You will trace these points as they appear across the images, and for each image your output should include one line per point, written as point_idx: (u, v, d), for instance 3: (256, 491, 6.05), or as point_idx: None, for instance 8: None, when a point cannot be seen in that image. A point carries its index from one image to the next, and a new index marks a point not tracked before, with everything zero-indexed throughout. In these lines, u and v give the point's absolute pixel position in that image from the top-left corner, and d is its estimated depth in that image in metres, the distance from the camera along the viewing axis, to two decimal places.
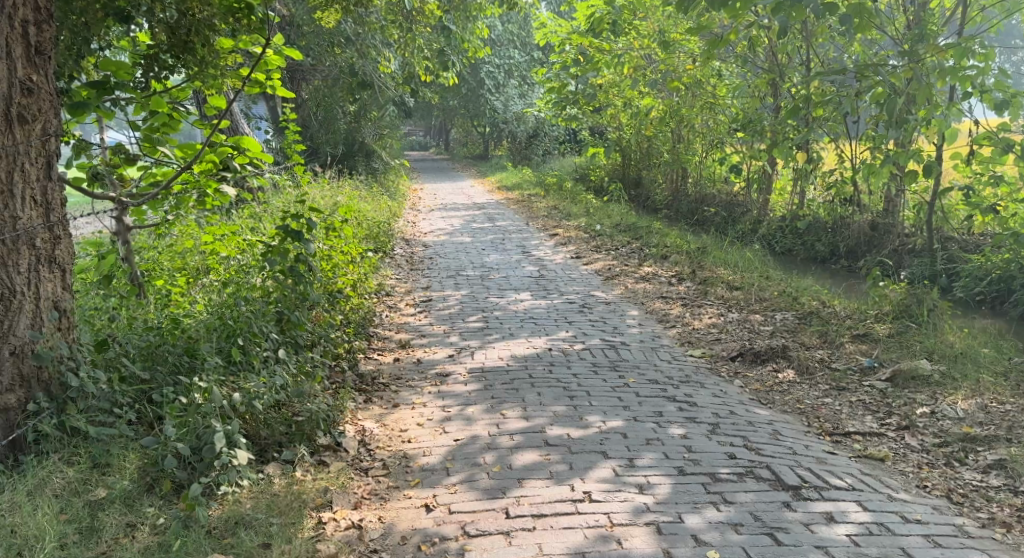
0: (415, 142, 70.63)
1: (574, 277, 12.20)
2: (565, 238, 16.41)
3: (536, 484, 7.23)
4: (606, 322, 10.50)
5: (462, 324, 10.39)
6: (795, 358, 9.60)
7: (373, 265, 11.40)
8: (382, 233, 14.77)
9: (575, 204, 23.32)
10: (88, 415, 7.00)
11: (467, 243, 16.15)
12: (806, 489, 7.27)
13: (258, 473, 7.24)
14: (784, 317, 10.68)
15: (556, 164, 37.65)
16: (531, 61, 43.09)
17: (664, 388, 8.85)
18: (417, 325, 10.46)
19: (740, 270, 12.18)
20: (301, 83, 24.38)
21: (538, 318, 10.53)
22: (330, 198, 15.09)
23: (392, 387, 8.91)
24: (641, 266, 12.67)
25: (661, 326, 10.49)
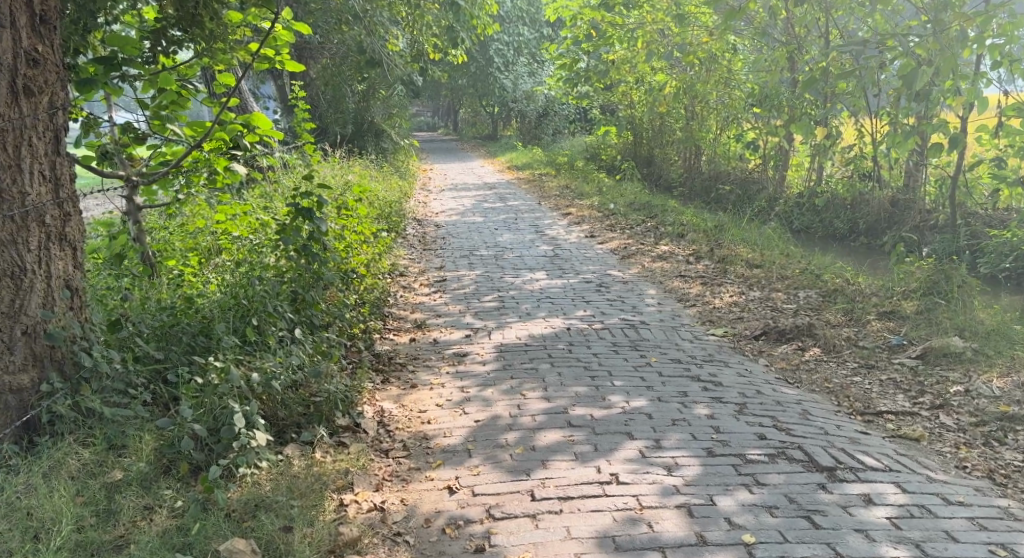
0: (423, 124, 70.38)
1: (590, 256, 12.05)
2: (579, 217, 16.26)
3: (560, 466, 7.10)
4: (624, 301, 10.35)
5: (478, 304, 10.26)
6: (820, 337, 9.44)
7: (386, 245, 11.27)
8: (394, 213, 14.64)
9: (587, 183, 23.16)
10: (103, 396, 6.86)
11: (480, 223, 16.01)
12: (841, 470, 7.13)
13: (277, 454, 7.11)
14: (806, 295, 10.52)
15: (566, 143, 37.49)
16: (540, 40, 42.89)
17: (687, 368, 8.71)
18: (433, 305, 10.32)
19: (760, 247, 12.02)
20: (311, 62, 24.23)
21: (555, 297, 10.38)
22: (340, 178, 14.94)
23: (410, 367, 8.78)
24: (658, 244, 12.52)
25: (680, 305, 10.34)
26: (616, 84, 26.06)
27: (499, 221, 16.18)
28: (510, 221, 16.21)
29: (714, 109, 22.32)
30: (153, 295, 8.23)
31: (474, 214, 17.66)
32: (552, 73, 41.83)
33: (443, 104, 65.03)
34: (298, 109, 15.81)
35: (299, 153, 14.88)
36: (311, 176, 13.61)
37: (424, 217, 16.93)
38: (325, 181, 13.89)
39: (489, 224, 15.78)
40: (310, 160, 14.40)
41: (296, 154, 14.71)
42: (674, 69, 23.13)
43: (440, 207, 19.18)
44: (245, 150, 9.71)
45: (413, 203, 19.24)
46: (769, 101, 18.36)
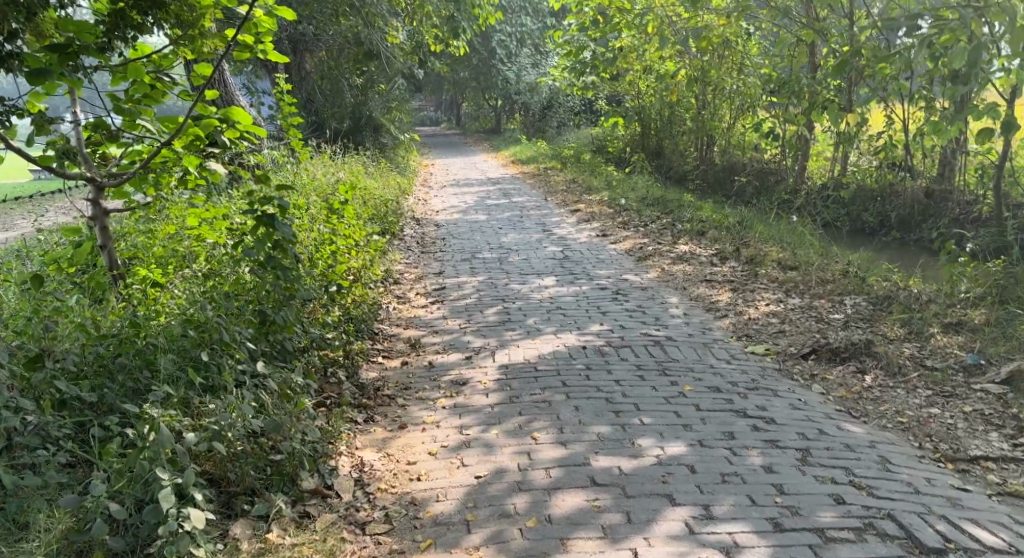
0: (426, 118, 69.32)
1: (603, 258, 11.05)
2: (588, 213, 15.31)
3: (585, 548, 6.12)
4: (646, 311, 9.36)
5: (480, 318, 9.27)
6: (883, 357, 8.45)
7: (378, 249, 10.29)
8: (390, 212, 13.64)
9: (595, 177, 22.20)
10: (11, 458, 6.10)
11: (483, 222, 15.06)
12: (951, 553, 6.16)
13: (219, 539, 6.19)
14: (855, 303, 9.50)
15: (572, 135, 36.46)
16: (543, 29, 41.81)
17: (729, 399, 7.72)
18: (430, 320, 9.35)
19: (791, 246, 11.05)
20: (305, 55, 23.22)
21: (567, 308, 9.40)
22: (332, 177, 13.95)
23: (399, 401, 7.83)
24: (677, 244, 11.54)
25: (711, 316, 9.36)
26: (624, 72, 25.10)
27: (504, 218, 15.20)
28: (517, 219, 15.22)
29: (726, 97, 21.33)
30: (100, 312, 7.32)
31: (477, 212, 16.68)
32: (556, 63, 40.78)
33: (446, 99, 63.99)
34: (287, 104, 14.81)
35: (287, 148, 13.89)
36: (297, 176, 12.61)
37: (424, 217, 15.95)
38: (314, 179, 12.90)
39: (494, 223, 14.80)
40: (299, 156, 13.39)
41: (284, 152, 13.71)
42: (684, 58, 22.08)
43: (440, 205, 18.20)
44: (222, 147, 8.75)
45: (412, 200, 18.27)
46: (790, 86, 17.32)
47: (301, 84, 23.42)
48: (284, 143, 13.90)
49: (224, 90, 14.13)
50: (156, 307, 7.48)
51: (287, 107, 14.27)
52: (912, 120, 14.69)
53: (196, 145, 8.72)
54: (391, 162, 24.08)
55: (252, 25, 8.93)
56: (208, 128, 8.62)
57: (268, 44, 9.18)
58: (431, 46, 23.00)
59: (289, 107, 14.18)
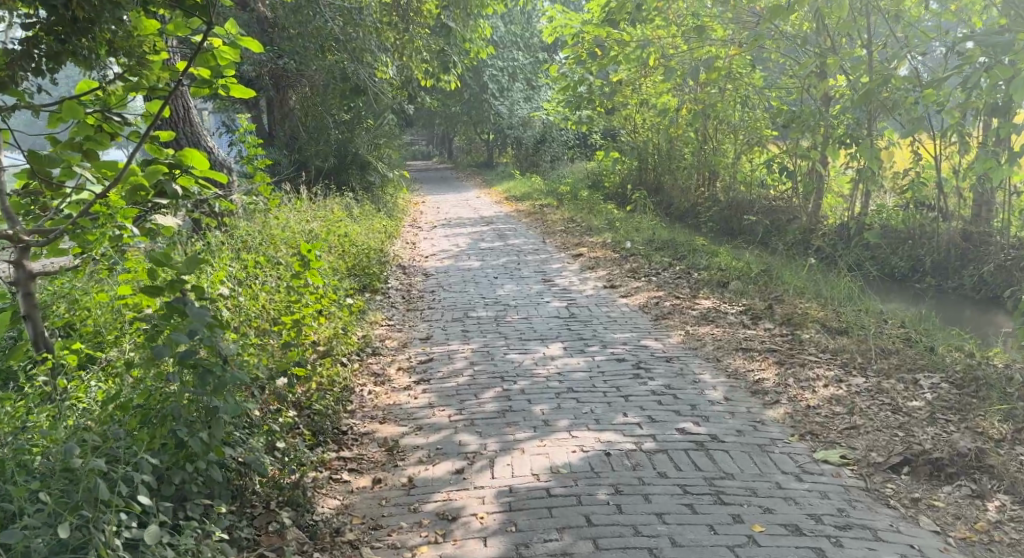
0: (417, 152, 67.97)
1: (615, 317, 9.76)
2: (591, 258, 14.03)
3: None
4: (677, 398, 8.07)
5: (476, 408, 7.97)
6: (1000, 472, 7.10)
7: (352, 315, 9.14)
8: (369, 261, 12.39)
9: (594, 215, 20.92)
10: None
11: (476, 269, 13.77)
12: None
13: None
14: (934, 386, 8.28)
15: (566, 170, 35.19)
16: (535, 63, 40.63)
17: (818, 547, 6.29)
18: (414, 410, 8.07)
19: (834, 304, 9.85)
20: (290, 96, 22.42)
21: (580, 394, 8.11)
22: (306, 224, 12.73)
23: (364, 549, 6.47)
24: (698, 298, 10.25)
25: (757, 403, 8.08)
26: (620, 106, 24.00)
27: (499, 264, 13.92)
28: (515, 264, 13.96)
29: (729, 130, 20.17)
30: None
31: (469, 257, 15.40)
32: (549, 97, 39.58)
33: (438, 135, 62.90)
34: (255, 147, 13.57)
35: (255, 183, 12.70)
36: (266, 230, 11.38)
37: (411, 264, 14.67)
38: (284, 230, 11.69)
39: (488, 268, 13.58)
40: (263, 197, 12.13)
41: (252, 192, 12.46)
42: (685, 91, 20.85)
43: (428, 249, 16.93)
44: (171, 198, 7.31)
45: (399, 244, 16.98)
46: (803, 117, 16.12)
47: (284, 124, 22.52)
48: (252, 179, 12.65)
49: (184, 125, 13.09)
50: (53, 408, 6.36)
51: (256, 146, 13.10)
52: (948, 157, 13.53)
53: (141, 198, 7.29)
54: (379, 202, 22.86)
55: (203, 59, 7.60)
56: (154, 175, 7.19)
57: (227, 80, 7.82)
58: (420, 81, 21.86)
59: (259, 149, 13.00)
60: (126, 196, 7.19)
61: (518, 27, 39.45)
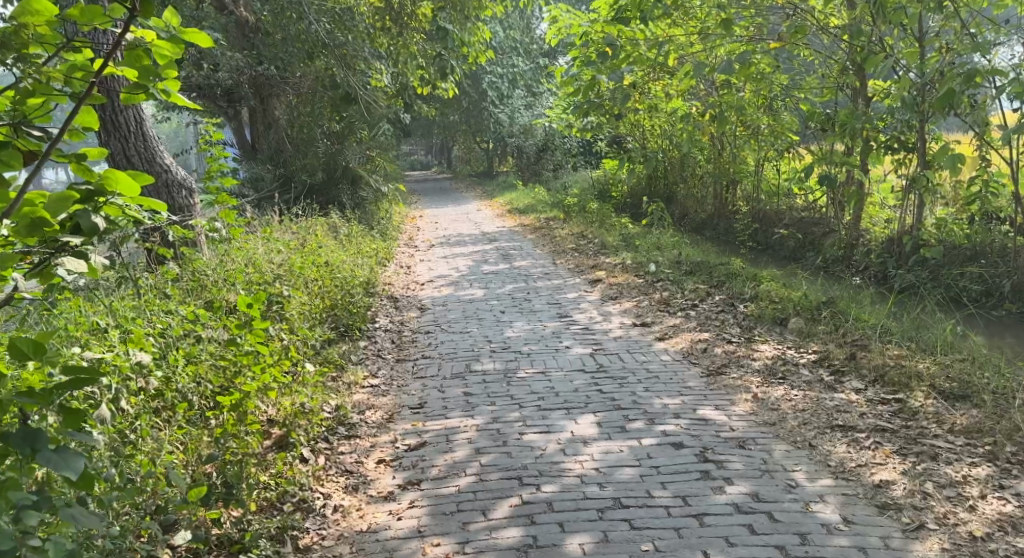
0: (414, 162, 65.86)
1: (656, 378, 8.59)
2: (609, 280, 12.50)
3: None
4: (770, 526, 6.58)
5: (489, 539, 6.52)
6: None
7: (318, 381, 8.19)
8: (352, 298, 10.91)
9: (606, 229, 19.23)
10: None
11: (485, 298, 12.28)
12: None
13: None
14: None
15: (569, 179, 33.42)
16: (536, 70, 38.86)
17: None
18: (387, 535, 6.72)
19: (942, 367, 8.50)
20: (275, 105, 20.91)
21: (642, 519, 6.65)
22: (275, 251, 11.38)
23: None
24: (754, 354, 8.99)
25: (897, 530, 6.64)
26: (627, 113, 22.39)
27: (507, 292, 12.40)
28: (527, 290, 12.42)
29: (745, 139, 18.53)
30: None
31: (469, 282, 13.78)
32: (552, 104, 37.79)
33: (437, 144, 61.23)
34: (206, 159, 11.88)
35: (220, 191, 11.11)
36: (224, 267, 10.07)
37: (406, 294, 13.04)
38: (248, 264, 10.38)
39: (494, 298, 12.00)
40: (222, 218, 10.71)
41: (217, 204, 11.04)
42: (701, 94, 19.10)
43: (423, 272, 15.33)
44: (87, 234, 5.71)
45: (390, 269, 15.42)
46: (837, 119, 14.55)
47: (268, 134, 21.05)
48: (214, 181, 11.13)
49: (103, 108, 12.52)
50: None
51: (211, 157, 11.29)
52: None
53: (46, 232, 5.71)
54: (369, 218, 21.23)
55: (136, 56, 5.75)
56: (63, 207, 5.64)
57: (171, 82, 5.90)
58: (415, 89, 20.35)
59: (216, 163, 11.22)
60: (24, 232, 5.64)
61: (519, 32, 37.64)
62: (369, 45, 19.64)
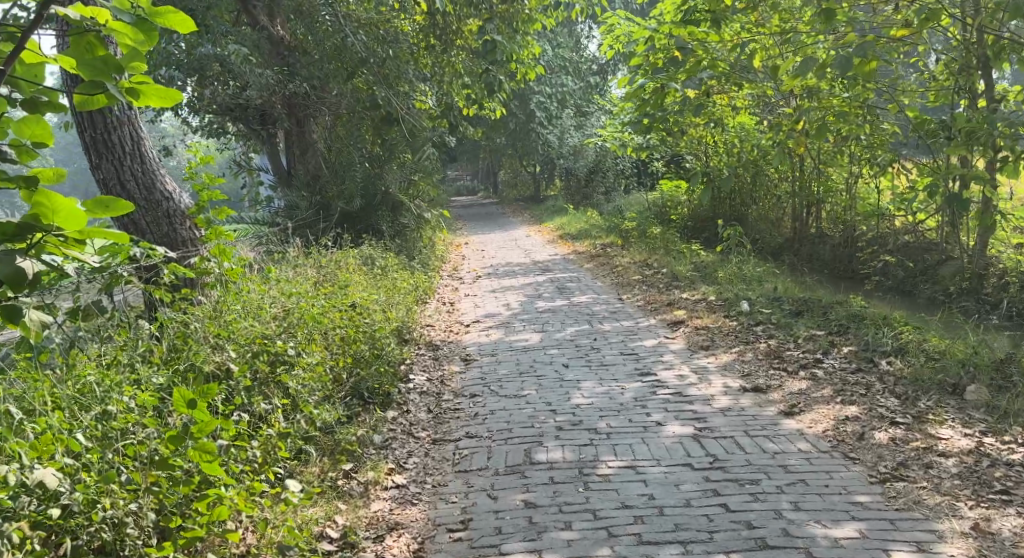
0: (461, 189, 63.90)
1: (828, 498, 6.96)
2: (694, 316, 10.65)
3: None
4: None
5: None
6: None
7: (302, 502, 6.90)
8: (382, 348, 9.16)
9: (676, 256, 17.25)
10: None
11: (547, 339, 10.50)
12: None
13: None
14: None
15: (624, 203, 31.46)
16: (587, 89, 36.92)
17: None
18: None
19: None
20: (314, 128, 18.76)
21: None
22: (294, 289, 9.77)
23: None
24: (955, 468, 7.25)
25: None
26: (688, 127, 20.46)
27: (572, 334, 10.56)
28: (596, 331, 10.56)
29: (829, 154, 16.49)
30: None
31: (524, 322, 11.89)
32: (603, 123, 35.75)
33: (483, 169, 59.40)
34: (202, 178, 9.95)
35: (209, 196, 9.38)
36: (218, 309, 8.41)
37: (449, 336, 11.26)
38: (241, 300, 8.66)
39: (556, 341, 10.16)
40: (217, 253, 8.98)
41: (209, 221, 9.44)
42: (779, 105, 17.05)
43: (469, 308, 13.52)
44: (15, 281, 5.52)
45: (432, 304, 13.63)
46: (952, 129, 12.57)
47: (303, 159, 18.68)
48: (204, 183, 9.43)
49: (87, 122, 10.37)
50: None
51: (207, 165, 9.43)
52: None
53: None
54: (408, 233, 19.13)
55: (86, 42, 5.76)
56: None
57: (135, 73, 5.88)
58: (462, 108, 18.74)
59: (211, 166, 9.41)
60: None
61: (568, 49, 35.63)
62: (412, 65, 18.09)
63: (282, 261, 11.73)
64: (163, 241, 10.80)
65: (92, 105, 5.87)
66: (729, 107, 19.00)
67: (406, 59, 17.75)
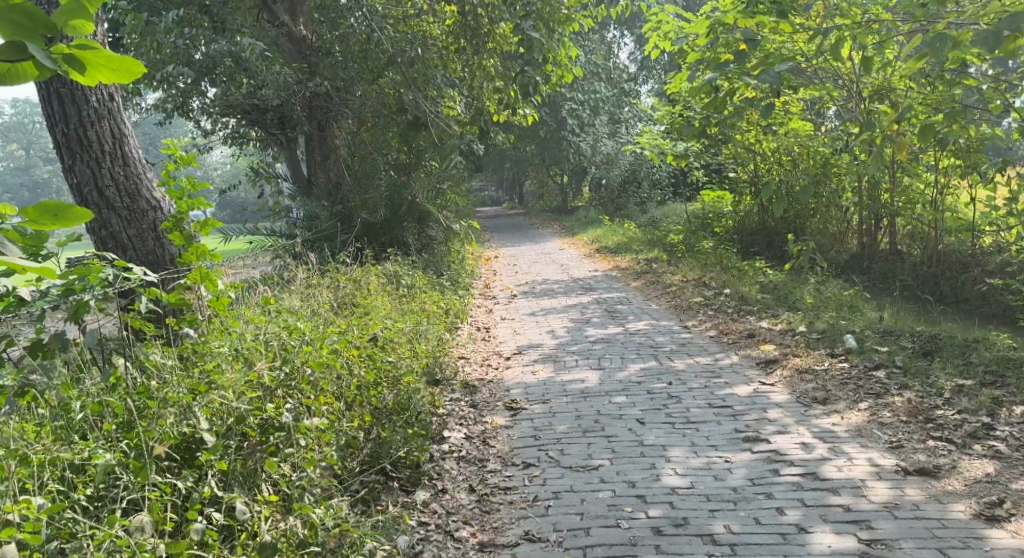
0: (484, 200, 62.28)
1: None
2: (789, 354, 8.80)
3: None
4: None
5: None
6: None
7: None
8: (408, 399, 7.51)
9: (734, 276, 15.38)
10: None
11: (606, 375, 8.69)
12: None
13: None
14: None
15: (662, 214, 29.64)
16: (620, 95, 35.03)
17: None
18: None
19: None
20: (336, 132, 16.82)
21: None
22: (310, 316, 8.18)
23: None
24: None
25: None
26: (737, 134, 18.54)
27: (639, 372, 8.69)
28: (668, 370, 8.71)
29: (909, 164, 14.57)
30: None
31: (575, 353, 10.08)
32: (639, 131, 33.76)
33: (508, 180, 57.63)
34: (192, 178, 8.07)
35: (175, 192, 7.64)
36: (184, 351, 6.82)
37: (488, 371, 9.47)
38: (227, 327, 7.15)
39: (622, 384, 8.32)
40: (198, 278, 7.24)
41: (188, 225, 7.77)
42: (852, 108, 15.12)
43: (507, 334, 11.69)
44: None
45: (465, 330, 11.82)
46: None
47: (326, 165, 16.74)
48: (170, 181, 7.66)
49: (57, 113, 8.17)
50: None
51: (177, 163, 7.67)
52: None
53: None
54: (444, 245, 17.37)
55: None
56: None
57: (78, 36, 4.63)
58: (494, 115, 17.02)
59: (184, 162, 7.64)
60: None
61: (600, 52, 33.67)
62: (441, 68, 16.36)
63: (292, 283, 10.05)
64: (150, 264, 8.52)
65: (19, 77, 4.66)
66: (787, 111, 17.07)
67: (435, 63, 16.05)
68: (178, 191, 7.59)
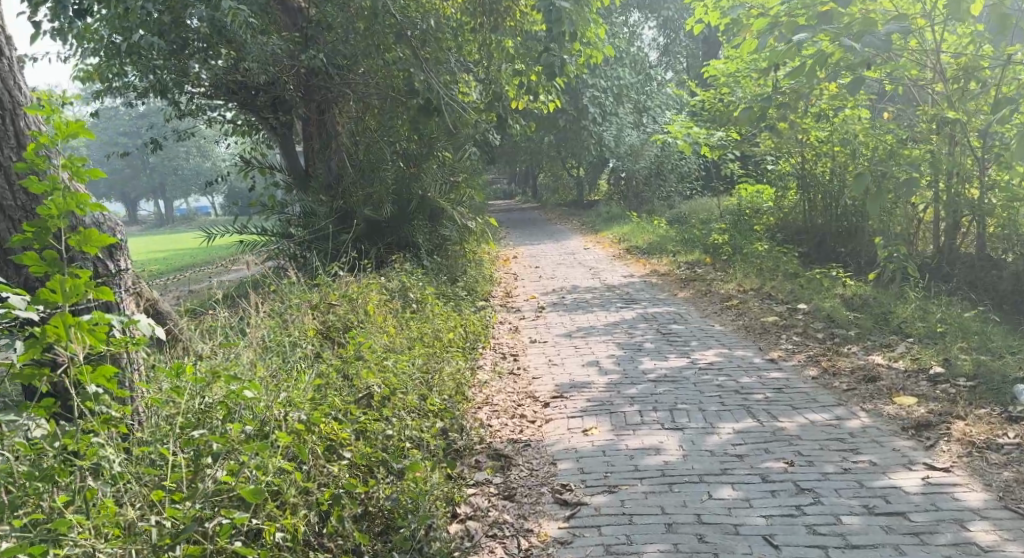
0: (498, 192, 59.93)
1: None
2: (950, 429, 6.40)
3: None
4: None
5: None
6: None
7: None
8: (406, 505, 5.64)
9: (804, 290, 12.95)
10: None
11: (689, 447, 6.29)
12: None
13: None
14: None
15: (695, 209, 27.16)
16: (646, 81, 32.35)
17: None
18: None
19: None
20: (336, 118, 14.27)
21: None
22: (275, 375, 6.20)
23: None
24: None
25: None
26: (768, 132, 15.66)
27: (741, 437, 6.36)
28: (779, 437, 6.39)
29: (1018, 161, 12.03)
30: None
31: (633, 396, 7.67)
32: (668, 121, 31.11)
33: (522, 172, 55.07)
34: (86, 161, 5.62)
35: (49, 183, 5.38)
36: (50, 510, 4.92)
37: (523, 428, 7.02)
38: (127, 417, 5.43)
39: (724, 464, 6.05)
40: (77, 340, 5.10)
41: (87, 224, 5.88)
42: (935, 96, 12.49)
43: (540, 363, 9.17)
44: None
45: (488, 357, 9.34)
46: None
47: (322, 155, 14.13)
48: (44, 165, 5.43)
49: None
50: None
51: (52, 135, 5.41)
52: None
53: None
54: (461, 247, 14.96)
55: None
56: None
57: None
58: (513, 101, 14.55)
59: (64, 134, 5.39)
60: None
61: (623, 36, 31.02)
62: (456, 51, 13.86)
63: (261, 309, 7.62)
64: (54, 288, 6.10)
65: None
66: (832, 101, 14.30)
67: (449, 43, 13.63)
68: (52, 180, 5.33)
